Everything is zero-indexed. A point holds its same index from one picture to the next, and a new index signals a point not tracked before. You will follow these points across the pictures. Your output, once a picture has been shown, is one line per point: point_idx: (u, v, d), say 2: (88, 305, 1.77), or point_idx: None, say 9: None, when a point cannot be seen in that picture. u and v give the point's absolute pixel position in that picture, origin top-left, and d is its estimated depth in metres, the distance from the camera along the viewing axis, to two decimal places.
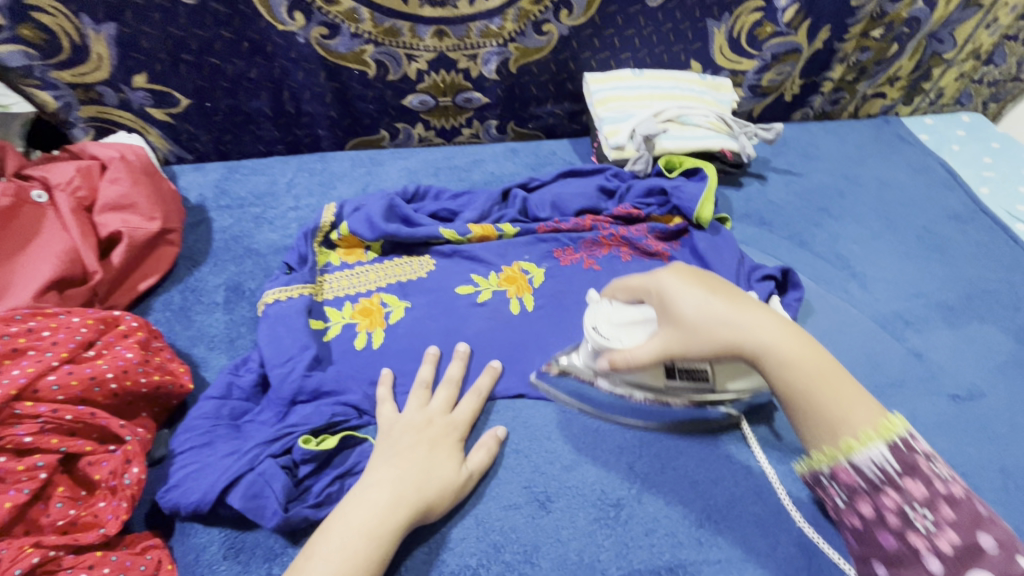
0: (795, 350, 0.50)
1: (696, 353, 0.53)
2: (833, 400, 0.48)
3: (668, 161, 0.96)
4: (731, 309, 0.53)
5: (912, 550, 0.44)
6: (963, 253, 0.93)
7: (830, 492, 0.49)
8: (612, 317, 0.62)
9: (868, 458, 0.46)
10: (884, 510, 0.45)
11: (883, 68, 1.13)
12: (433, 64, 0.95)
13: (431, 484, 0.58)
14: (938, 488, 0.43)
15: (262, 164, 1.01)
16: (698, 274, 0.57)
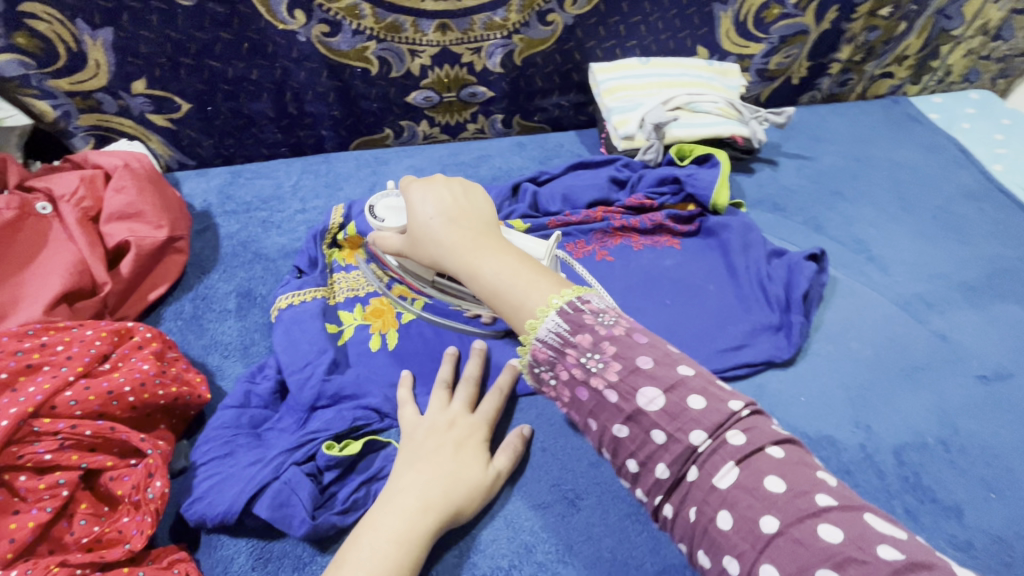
0: (484, 256, 0.57)
1: (422, 221, 0.61)
2: (520, 289, 0.54)
3: (679, 149, 0.94)
4: (444, 224, 0.60)
5: (603, 390, 0.49)
6: (981, 232, 0.92)
7: (552, 373, 0.52)
8: (391, 203, 0.69)
9: (548, 329, 0.51)
10: (594, 384, 0.49)
11: (892, 47, 1.11)
12: (436, 59, 0.93)
13: (458, 487, 0.56)
14: (641, 361, 0.48)
15: (266, 167, 1.00)
16: (458, 187, 0.64)
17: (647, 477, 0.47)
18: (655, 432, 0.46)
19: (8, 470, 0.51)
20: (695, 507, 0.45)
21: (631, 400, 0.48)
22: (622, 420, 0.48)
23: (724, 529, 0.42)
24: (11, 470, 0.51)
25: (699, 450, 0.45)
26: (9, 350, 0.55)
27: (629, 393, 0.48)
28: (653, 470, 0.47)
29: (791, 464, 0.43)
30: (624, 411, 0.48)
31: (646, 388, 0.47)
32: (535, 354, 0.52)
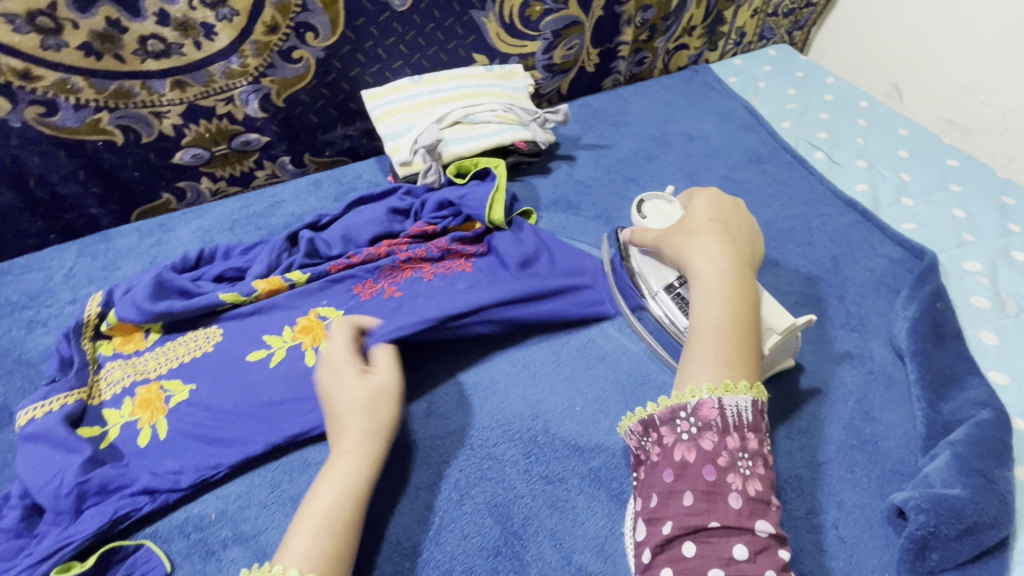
0: (712, 305, 0.62)
1: (694, 239, 0.68)
2: (729, 346, 0.60)
3: (459, 166, 0.93)
4: (711, 240, 0.67)
5: (727, 476, 0.53)
6: (762, 196, 0.94)
7: (678, 423, 0.57)
8: (664, 210, 0.79)
9: (735, 401, 0.56)
10: (728, 477, 0.53)
11: (673, 21, 1.12)
12: (187, 116, 0.88)
13: (381, 418, 0.62)
14: (773, 503, 0.54)
15: (35, 259, 0.93)
16: (730, 217, 0.71)
17: (692, 565, 0.50)
18: (726, 518, 0.51)
19: None
20: None
21: (748, 519, 0.51)
22: (727, 518, 0.51)
23: None
24: None
25: (756, 554, 0.50)
26: None
27: (751, 513, 0.52)
28: (684, 543, 0.51)
29: None
30: (736, 516, 0.51)
31: (763, 523, 0.52)
32: (686, 405, 0.58)
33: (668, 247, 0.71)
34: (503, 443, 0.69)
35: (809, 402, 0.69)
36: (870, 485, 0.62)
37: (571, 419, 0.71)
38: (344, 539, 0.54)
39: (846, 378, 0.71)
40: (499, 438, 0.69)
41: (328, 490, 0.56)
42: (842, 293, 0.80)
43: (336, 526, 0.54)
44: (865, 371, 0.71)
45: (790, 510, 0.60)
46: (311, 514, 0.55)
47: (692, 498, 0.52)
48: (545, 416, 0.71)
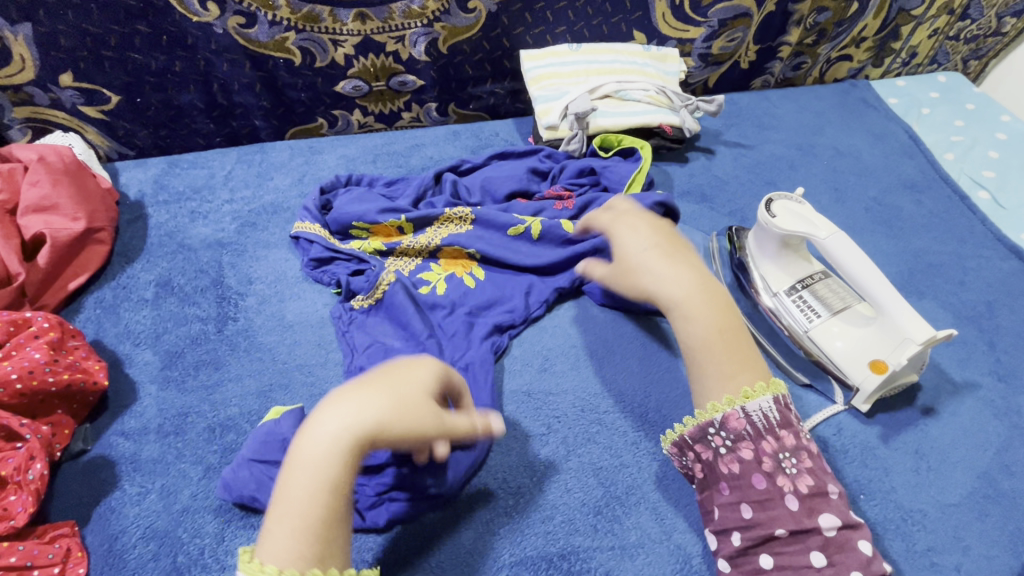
0: (703, 309, 0.60)
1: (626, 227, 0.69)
2: (724, 359, 0.58)
3: (603, 139, 0.93)
4: (662, 262, 0.64)
5: (779, 481, 0.55)
6: (913, 226, 0.89)
7: (711, 441, 0.57)
8: (795, 208, 0.71)
9: (758, 406, 0.57)
10: (778, 480, 0.55)
11: (845, 29, 1.07)
12: (360, 48, 0.93)
13: (388, 405, 0.51)
14: (831, 489, 0.55)
15: (201, 158, 1.02)
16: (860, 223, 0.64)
17: None
18: (788, 523, 0.53)
19: None
20: None
21: (812, 516, 0.53)
22: (789, 521, 0.53)
23: None
24: None
25: (831, 556, 0.52)
26: None
27: (813, 510, 0.53)
28: (761, 555, 0.53)
29: None
30: (797, 517, 0.53)
31: (829, 516, 0.53)
32: (711, 422, 0.57)
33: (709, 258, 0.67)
34: (613, 412, 0.70)
35: (943, 442, 0.65)
36: (1002, 539, 0.59)
37: (684, 404, 0.70)
38: (328, 534, 0.48)
39: (988, 427, 0.67)
40: (609, 407, 0.70)
41: (309, 482, 0.48)
42: (994, 341, 0.75)
43: (317, 530, 0.47)
44: (1010, 425, 0.67)
45: (909, 542, 0.58)
46: (286, 509, 0.48)
47: (750, 510, 0.54)
48: (659, 396, 0.71)
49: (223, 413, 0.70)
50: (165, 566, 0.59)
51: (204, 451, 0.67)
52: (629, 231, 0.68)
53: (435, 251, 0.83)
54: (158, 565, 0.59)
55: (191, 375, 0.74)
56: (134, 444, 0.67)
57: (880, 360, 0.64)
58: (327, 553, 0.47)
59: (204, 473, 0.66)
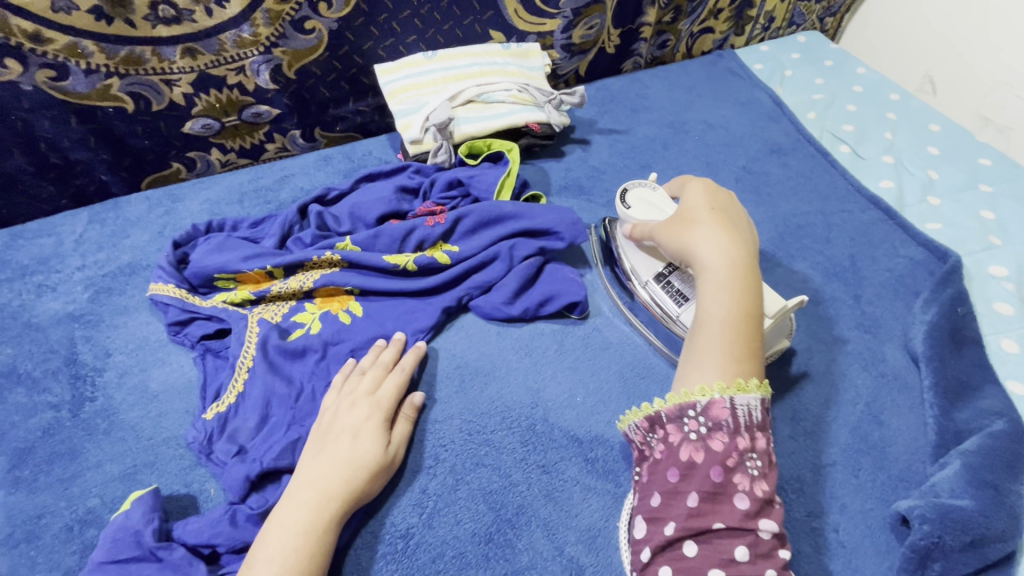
0: (723, 299, 0.61)
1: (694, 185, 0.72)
2: (705, 351, 0.60)
3: (471, 146, 0.91)
4: (719, 232, 0.65)
5: (734, 478, 0.53)
6: (781, 190, 0.91)
7: (687, 423, 0.57)
8: (645, 196, 0.75)
9: (745, 399, 0.56)
10: (736, 476, 0.53)
11: (699, 3, 1.08)
12: (198, 85, 0.87)
13: (350, 468, 0.60)
14: (777, 500, 0.54)
15: (46, 224, 0.94)
16: (719, 207, 0.68)
17: (693, 563, 0.50)
18: (730, 519, 0.51)
19: None
20: None
21: (755, 519, 0.51)
22: (731, 518, 0.51)
23: None
24: None
25: (757, 556, 0.50)
26: None
27: (760, 513, 0.52)
28: (688, 542, 0.51)
29: None
30: (740, 515, 0.51)
31: (770, 523, 0.52)
32: (694, 404, 0.57)
33: (667, 241, 0.69)
34: (501, 429, 0.68)
35: (818, 404, 0.67)
36: (874, 491, 0.60)
37: (571, 409, 0.70)
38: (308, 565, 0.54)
39: (857, 380, 0.69)
40: (497, 424, 0.68)
41: (303, 510, 0.56)
42: (859, 293, 0.77)
43: (303, 550, 0.54)
44: (877, 374, 0.69)
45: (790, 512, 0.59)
46: (282, 527, 0.55)
47: (697, 499, 0.52)
48: (545, 405, 0.70)
49: (82, 507, 0.65)
50: None
51: (62, 554, 0.62)
52: (695, 194, 0.70)
53: (308, 292, 0.80)
54: None
55: (44, 470, 0.68)
56: None
57: None
58: None
59: None
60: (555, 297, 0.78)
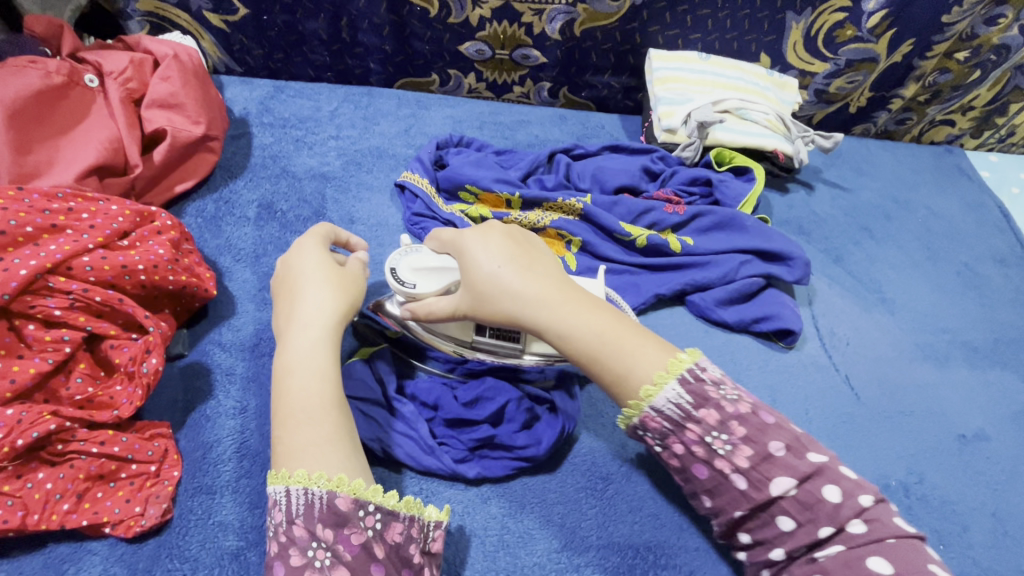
0: (583, 314, 0.54)
1: (473, 244, 0.58)
2: (617, 357, 0.53)
3: (718, 153, 0.94)
4: (518, 275, 0.56)
5: (715, 464, 0.51)
6: (1000, 298, 0.91)
7: (656, 438, 0.53)
8: (418, 262, 0.62)
9: (665, 398, 0.51)
10: (717, 464, 0.51)
11: (959, 94, 1.08)
12: (497, 13, 0.93)
13: (336, 298, 0.58)
14: (771, 446, 0.49)
15: (308, 89, 1.00)
16: (513, 240, 0.59)
17: (758, 551, 0.51)
18: (745, 502, 0.50)
19: (19, 317, 0.54)
20: None
21: (761, 490, 0.49)
22: (743, 502, 0.50)
23: None
24: (21, 317, 0.54)
25: (805, 518, 0.48)
26: (38, 206, 0.57)
27: (762, 482, 0.49)
28: (743, 532, 0.52)
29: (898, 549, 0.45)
30: (748, 496, 0.50)
31: (779, 478, 0.49)
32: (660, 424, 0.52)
33: (487, 319, 0.57)
34: None
35: (1019, 511, 0.68)
36: None
37: None
38: (341, 438, 0.52)
39: None
40: None
41: (302, 383, 0.53)
42: None
43: (314, 414, 0.52)
44: None
45: None
46: (290, 410, 0.52)
47: (712, 500, 0.52)
48: None
49: None
50: (256, 484, 0.58)
51: None
52: (484, 243, 0.58)
53: (538, 230, 0.83)
54: (250, 481, 0.58)
55: None
56: (230, 358, 0.67)
57: None
58: (335, 448, 0.51)
59: None
60: (772, 320, 0.78)
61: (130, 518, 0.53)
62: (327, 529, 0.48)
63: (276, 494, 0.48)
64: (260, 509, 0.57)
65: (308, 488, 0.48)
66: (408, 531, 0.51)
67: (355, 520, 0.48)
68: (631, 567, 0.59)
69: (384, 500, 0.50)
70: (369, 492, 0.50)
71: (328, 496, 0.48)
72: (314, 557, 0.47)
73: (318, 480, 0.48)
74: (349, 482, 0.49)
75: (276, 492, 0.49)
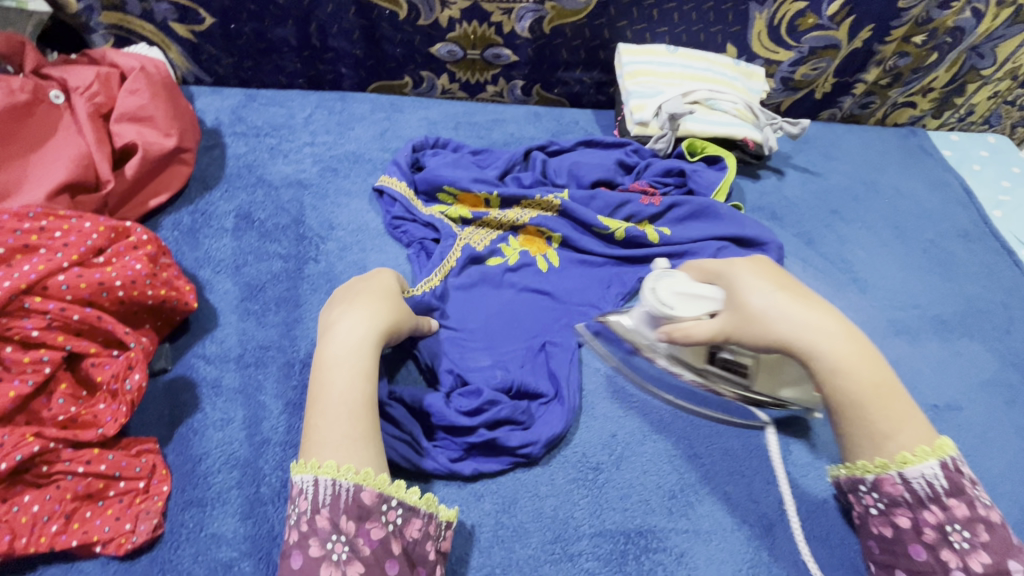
0: (860, 364, 0.55)
1: (749, 278, 0.59)
2: (883, 416, 0.54)
3: (690, 143, 0.96)
4: (795, 306, 0.56)
5: (941, 552, 0.52)
6: (965, 272, 0.94)
7: (862, 496, 0.57)
8: (679, 285, 0.59)
9: (920, 472, 0.53)
10: (944, 554, 0.51)
11: (919, 76, 1.11)
12: (466, 13, 0.93)
13: (391, 307, 0.61)
14: (1013, 563, 0.50)
15: (280, 96, 1.00)
16: (767, 270, 0.61)
17: None
18: None
19: None
20: None
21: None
22: None
23: None
24: None
25: None
26: (10, 227, 0.57)
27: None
28: None
29: None
30: None
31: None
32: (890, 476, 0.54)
33: (745, 339, 0.57)
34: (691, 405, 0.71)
35: (990, 475, 0.71)
36: None
37: None
38: (372, 437, 0.54)
39: None
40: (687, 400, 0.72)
41: (345, 380, 0.55)
42: None
43: (354, 413, 0.54)
44: None
45: None
46: (330, 403, 0.54)
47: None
48: None
49: (304, 350, 0.70)
50: (248, 494, 0.58)
51: (284, 386, 0.66)
52: (754, 278, 0.58)
53: (517, 227, 0.84)
54: (242, 492, 0.58)
55: (272, 310, 0.73)
56: (215, 370, 0.66)
57: None
58: (364, 446, 0.53)
59: (284, 407, 0.65)
60: None
61: (121, 536, 0.53)
62: (350, 521, 0.50)
63: (305, 483, 0.51)
64: (253, 519, 0.57)
65: (335, 480, 0.51)
66: (426, 527, 0.53)
67: (377, 514, 0.51)
68: (624, 553, 0.60)
69: (405, 496, 0.52)
70: (392, 487, 0.52)
71: (354, 489, 0.50)
72: (332, 550, 0.49)
73: (346, 473, 0.51)
74: (374, 477, 0.51)
75: (302, 481, 0.51)
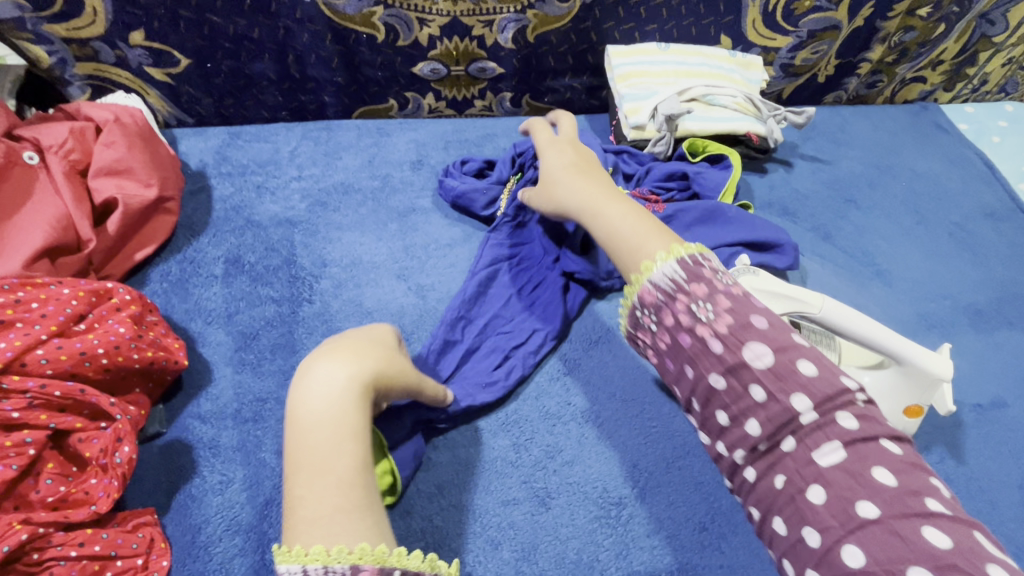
0: (608, 204, 0.60)
1: (550, 146, 0.70)
2: (632, 235, 0.55)
3: (691, 143, 0.92)
4: (575, 177, 0.65)
5: (699, 332, 0.48)
6: (996, 254, 0.89)
7: (643, 318, 0.53)
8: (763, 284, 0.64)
9: (664, 272, 0.50)
10: (700, 332, 0.48)
11: (927, 50, 1.05)
12: (446, 30, 0.90)
13: (381, 355, 0.53)
14: (755, 318, 0.47)
15: (264, 131, 0.97)
16: (585, 157, 0.68)
17: (734, 432, 0.46)
18: (810, 404, 0.43)
19: None
20: (786, 479, 0.43)
21: (736, 354, 0.46)
22: (767, 403, 0.44)
23: (814, 502, 0.41)
24: None
25: (860, 434, 0.42)
26: None
27: (737, 345, 0.46)
28: (747, 421, 0.45)
29: (903, 463, 0.40)
30: (776, 379, 0.44)
31: (755, 344, 0.45)
32: (652, 285, 0.51)
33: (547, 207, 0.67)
34: None
35: None
36: None
37: None
38: (368, 504, 0.45)
39: None
40: None
41: (331, 441, 0.46)
42: None
43: (347, 478, 0.45)
44: None
45: None
46: (314, 470, 0.45)
47: (762, 391, 0.44)
48: None
49: None
50: (253, 562, 0.55)
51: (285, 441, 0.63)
52: (557, 152, 0.69)
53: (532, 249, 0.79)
54: (245, 561, 0.55)
55: (268, 359, 0.70)
56: (212, 429, 0.64)
57: (914, 404, 0.63)
58: (356, 522, 0.43)
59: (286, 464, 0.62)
60: None
61: None
62: None
63: (293, 575, 0.41)
64: None
65: (329, 567, 0.41)
66: None
67: None
68: None
69: (409, 562, 0.43)
70: (395, 555, 0.42)
71: (354, 572, 0.41)
72: None
73: (339, 554, 0.41)
74: (372, 551, 0.42)
75: (291, 573, 0.41)
